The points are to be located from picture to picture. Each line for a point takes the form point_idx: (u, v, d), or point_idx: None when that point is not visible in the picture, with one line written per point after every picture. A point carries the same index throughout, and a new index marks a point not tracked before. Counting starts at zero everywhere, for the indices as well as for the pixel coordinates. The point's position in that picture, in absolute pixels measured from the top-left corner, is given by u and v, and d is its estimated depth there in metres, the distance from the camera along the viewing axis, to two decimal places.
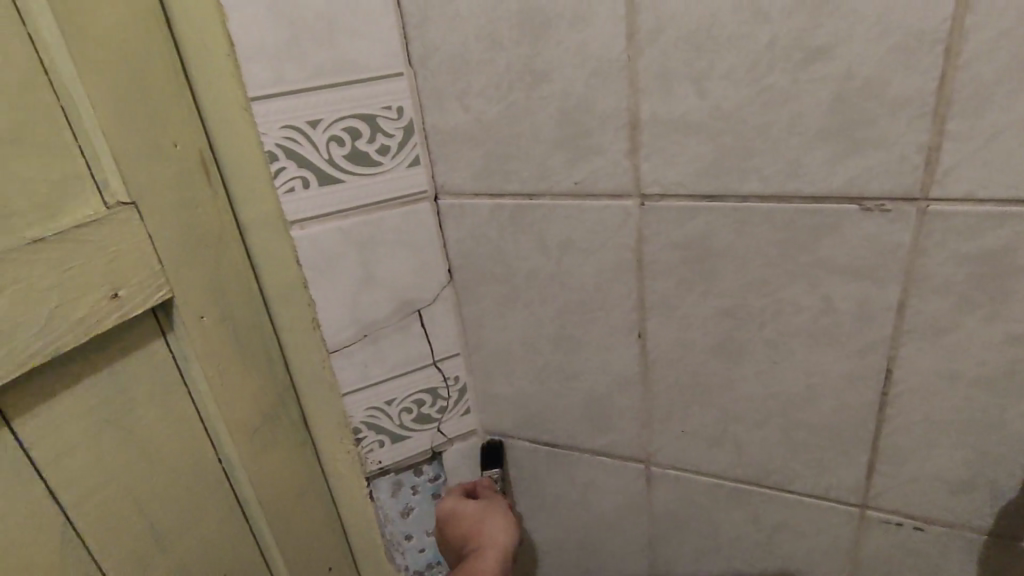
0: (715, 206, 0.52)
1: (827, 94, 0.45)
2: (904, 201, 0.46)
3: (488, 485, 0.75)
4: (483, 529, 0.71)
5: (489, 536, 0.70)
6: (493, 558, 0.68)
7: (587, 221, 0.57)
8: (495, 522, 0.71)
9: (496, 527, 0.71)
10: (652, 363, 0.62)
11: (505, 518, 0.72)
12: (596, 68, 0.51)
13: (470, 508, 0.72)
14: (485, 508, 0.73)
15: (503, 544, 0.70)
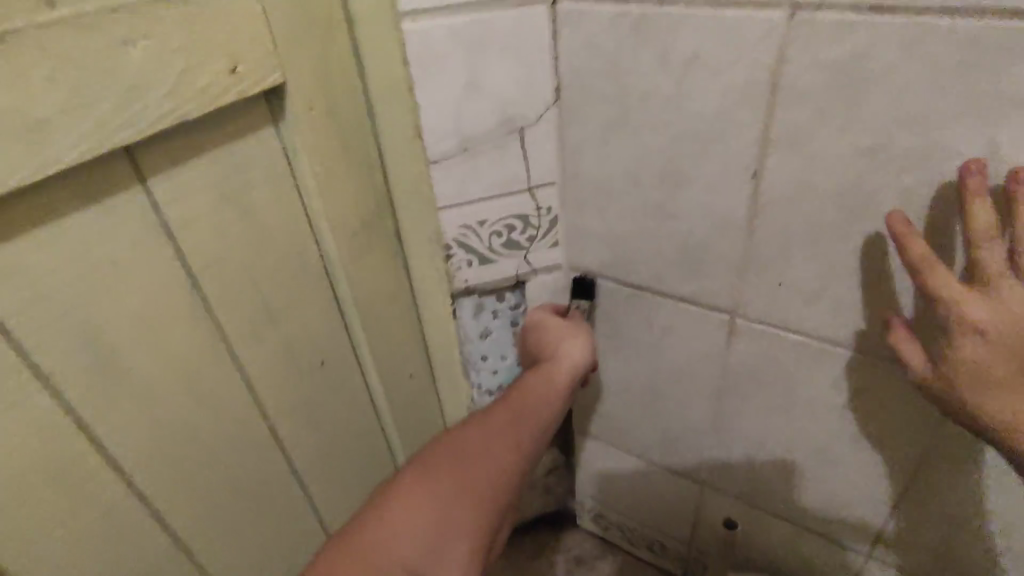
0: (881, 22, 0.45)
1: None
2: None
3: (579, 316, 0.77)
4: (572, 348, 0.73)
5: (575, 347, 0.73)
6: (557, 372, 0.71)
7: (722, 34, 0.51)
8: (575, 340, 0.74)
9: (574, 348, 0.73)
10: (761, 208, 0.58)
11: (585, 337, 0.74)
12: None
13: (557, 325, 0.75)
14: (571, 327, 0.75)
15: (574, 356, 0.72)
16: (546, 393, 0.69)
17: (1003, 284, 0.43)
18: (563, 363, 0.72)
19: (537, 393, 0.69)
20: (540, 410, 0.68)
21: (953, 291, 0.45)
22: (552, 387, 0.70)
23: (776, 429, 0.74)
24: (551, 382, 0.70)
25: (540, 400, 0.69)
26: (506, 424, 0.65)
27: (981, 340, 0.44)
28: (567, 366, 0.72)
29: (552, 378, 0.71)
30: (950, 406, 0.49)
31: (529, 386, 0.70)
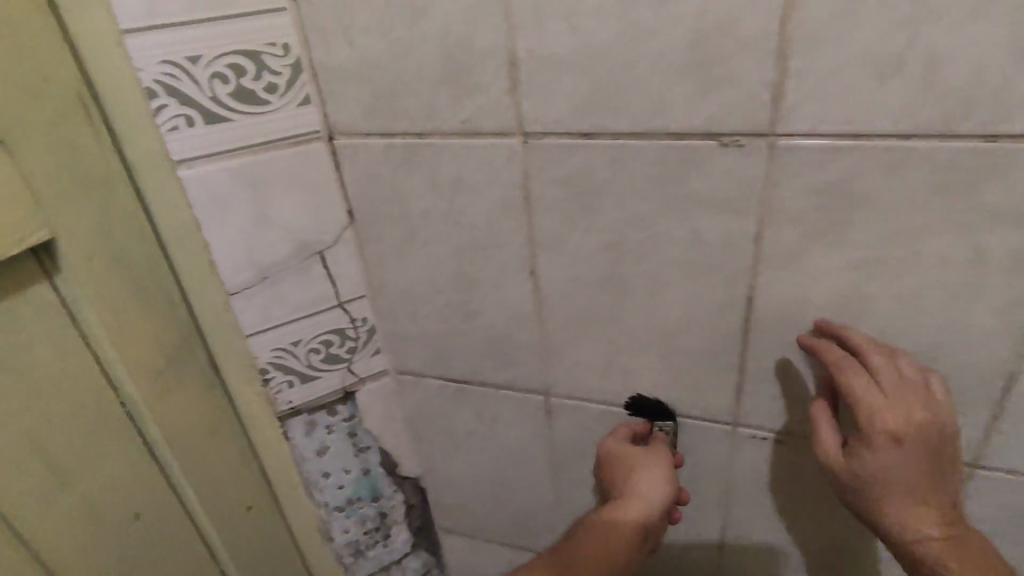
0: (590, 143, 0.54)
1: (686, 31, 0.47)
2: (757, 135, 0.49)
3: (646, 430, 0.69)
4: (621, 469, 0.67)
5: (658, 449, 0.68)
6: (633, 510, 0.65)
7: (475, 158, 0.59)
8: (625, 464, 0.67)
9: (652, 479, 0.66)
10: (544, 299, 0.65)
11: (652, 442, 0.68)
12: (472, 2, 0.51)
13: (626, 449, 0.68)
14: (642, 450, 0.67)
15: (648, 459, 0.67)
16: (651, 473, 0.66)
17: (915, 400, 0.50)
18: (644, 462, 0.66)
19: (640, 479, 0.66)
20: (648, 476, 0.66)
21: (861, 395, 0.51)
22: (652, 469, 0.66)
23: None
24: (642, 465, 0.66)
25: (650, 475, 0.66)
26: (606, 535, 0.64)
27: (893, 448, 0.50)
28: (626, 464, 0.67)
29: (635, 475, 0.66)
30: (850, 496, 0.54)
31: (637, 472, 0.66)
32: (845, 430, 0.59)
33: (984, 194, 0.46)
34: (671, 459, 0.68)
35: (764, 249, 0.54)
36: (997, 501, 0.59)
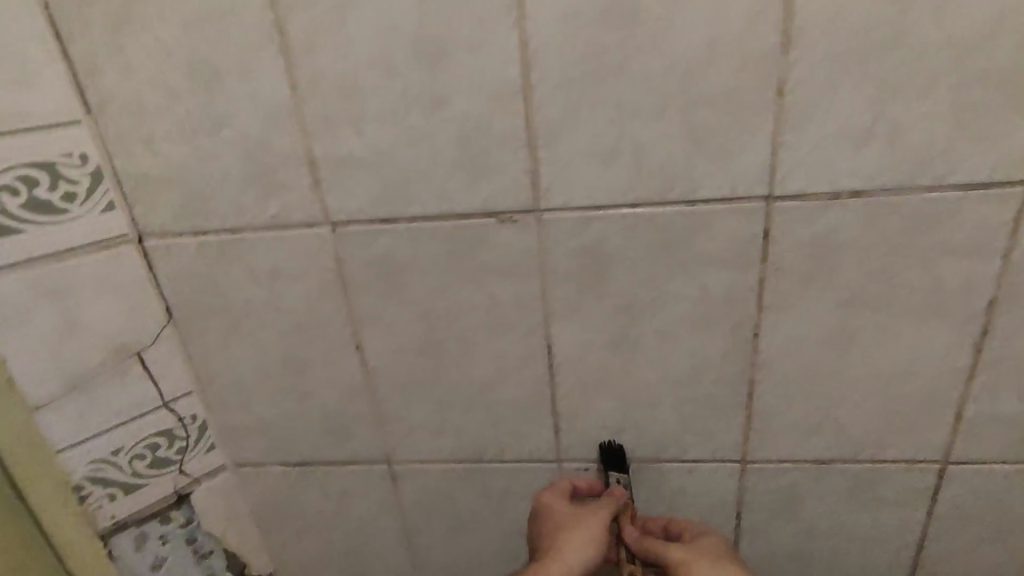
0: (392, 227, 0.61)
1: (454, 133, 0.56)
2: (526, 212, 0.59)
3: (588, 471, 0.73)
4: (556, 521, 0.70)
5: (604, 501, 0.71)
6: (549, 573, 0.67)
7: (290, 248, 0.64)
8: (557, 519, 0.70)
9: (573, 540, 0.68)
10: (373, 372, 0.70)
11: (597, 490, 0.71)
12: (268, 114, 0.58)
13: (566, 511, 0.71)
14: (580, 515, 0.70)
15: (576, 509, 0.71)
16: (586, 518, 0.69)
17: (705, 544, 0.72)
18: (580, 515, 0.70)
19: (573, 529, 0.69)
20: (588, 527, 0.69)
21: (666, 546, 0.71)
22: (587, 514, 0.70)
23: (463, 551, 0.82)
24: (575, 517, 0.70)
25: (585, 521, 0.69)
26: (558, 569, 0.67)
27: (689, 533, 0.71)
28: (556, 520, 0.70)
29: (574, 522, 0.69)
30: None
31: (571, 524, 0.69)
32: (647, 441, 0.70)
33: (699, 247, 0.58)
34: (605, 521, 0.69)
35: (551, 304, 0.63)
36: (768, 490, 0.71)
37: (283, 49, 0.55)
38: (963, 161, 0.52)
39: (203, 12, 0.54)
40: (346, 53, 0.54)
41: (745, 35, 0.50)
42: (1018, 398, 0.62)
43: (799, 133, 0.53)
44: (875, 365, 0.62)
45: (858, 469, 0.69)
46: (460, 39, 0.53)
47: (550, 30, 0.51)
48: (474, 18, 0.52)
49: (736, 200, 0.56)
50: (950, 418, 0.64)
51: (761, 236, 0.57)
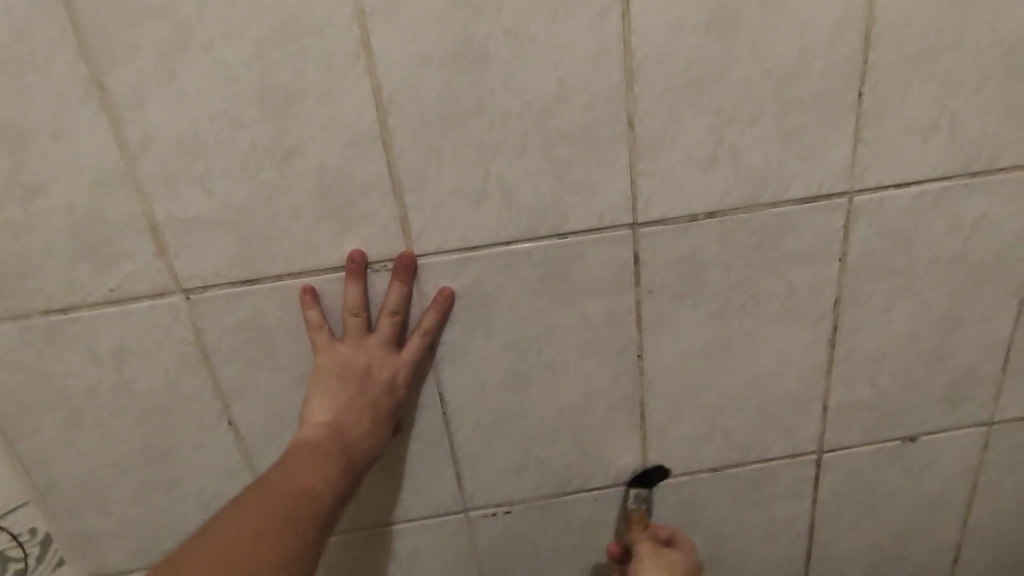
0: (255, 289, 0.56)
1: (313, 183, 0.53)
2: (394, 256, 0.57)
3: (390, 325, 0.57)
4: (327, 335, 0.57)
5: (387, 368, 0.58)
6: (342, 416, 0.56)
7: (136, 323, 0.57)
8: (320, 320, 0.57)
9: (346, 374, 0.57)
10: (250, 449, 0.63)
11: (389, 336, 0.57)
12: (94, 177, 0.51)
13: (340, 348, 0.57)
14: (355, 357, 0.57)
15: (350, 331, 0.57)
16: (365, 383, 0.57)
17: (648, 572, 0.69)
18: (346, 361, 0.57)
19: (325, 395, 0.57)
20: (349, 398, 0.57)
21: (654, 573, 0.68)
22: (366, 379, 0.57)
23: None
24: (359, 371, 0.57)
25: (362, 388, 0.57)
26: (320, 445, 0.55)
27: None
28: (329, 359, 0.57)
29: (339, 390, 0.57)
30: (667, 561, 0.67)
31: (343, 365, 0.57)
32: (551, 474, 0.69)
33: (575, 278, 0.59)
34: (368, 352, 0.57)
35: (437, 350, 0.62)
36: (672, 504, 0.73)
37: (106, 106, 0.49)
38: (795, 177, 0.58)
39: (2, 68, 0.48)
40: (181, 107, 0.50)
41: (593, 73, 0.52)
42: (869, 385, 0.69)
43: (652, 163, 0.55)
44: (748, 371, 0.66)
45: (749, 470, 0.72)
46: (308, 87, 0.50)
47: (403, 79, 0.51)
48: (321, 65, 0.50)
49: (604, 230, 0.58)
50: (818, 411, 0.70)
51: (632, 262, 0.59)
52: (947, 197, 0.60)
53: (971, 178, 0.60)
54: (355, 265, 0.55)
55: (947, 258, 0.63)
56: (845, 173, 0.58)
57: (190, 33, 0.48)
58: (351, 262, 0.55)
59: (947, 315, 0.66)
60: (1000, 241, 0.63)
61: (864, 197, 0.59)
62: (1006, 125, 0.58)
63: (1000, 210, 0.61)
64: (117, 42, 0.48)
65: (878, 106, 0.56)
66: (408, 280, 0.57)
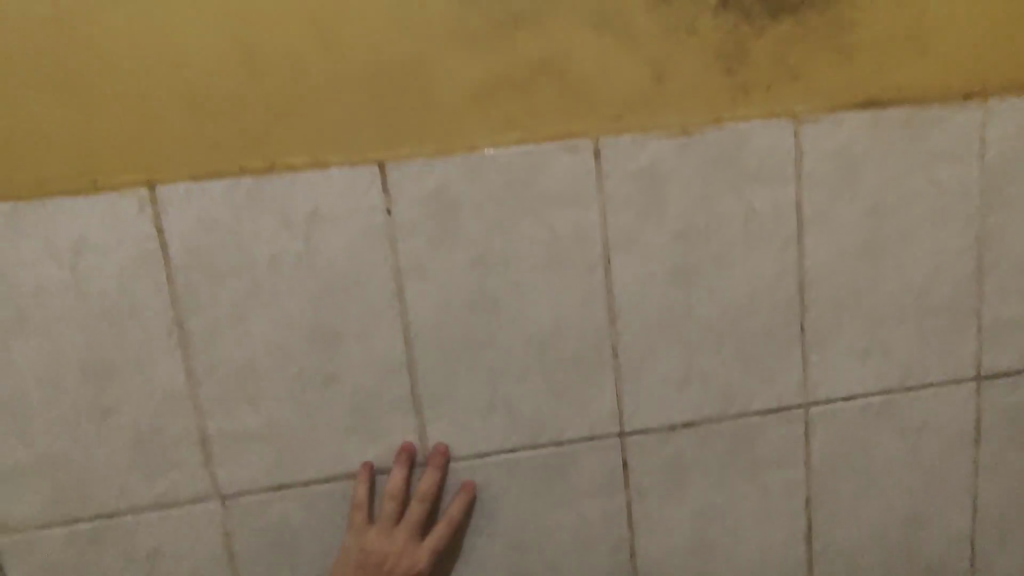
0: (285, 494, 0.63)
1: (347, 402, 0.62)
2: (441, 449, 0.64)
3: (417, 516, 0.62)
4: (364, 523, 0.62)
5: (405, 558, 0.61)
6: None
7: (173, 527, 0.62)
8: (359, 506, 0.62)
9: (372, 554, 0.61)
10: None
11: (416, 524, 0.62)
12: (161, 399, 0.60)
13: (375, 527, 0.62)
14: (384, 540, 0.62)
15: (384, 521, 0.62)
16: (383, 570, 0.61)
17: None
18: (375, 545, 0.61)
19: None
20: None
21: None
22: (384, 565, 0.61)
23: None
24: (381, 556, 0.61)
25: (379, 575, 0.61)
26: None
27: None
28: (359, 548, 0.61)
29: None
30: None
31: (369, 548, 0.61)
32: None
33: (571, 481, 0.67)
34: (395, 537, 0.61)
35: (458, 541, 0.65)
36: None
37: (182, 342, 0.60)
38: (757, 393, 0.67)
39: (104, 314, 0.59)
40: (244, 342, 0.60)
41: (583, 313, 0.63)
42: None
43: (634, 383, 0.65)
44: (734, 568, 0.71)
45: None
46: (350, 326, 0.61)
47: (428, 318, 0.62)
48: (362, 309, 0.61)
49: (595, 438, 0.66)
50: None
51: (621, 466, 0.67)
52: (891, 408, 0.70)
53: (908, 393, 0.69)
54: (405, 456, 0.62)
55: (900, 460, 0.71)
56: (800, 388, 0.68)
57: (258, 286, 0.60)
58: (402, 451, 0.63)
59: (909, 512, 0.73)
60: (943, 445, 0.71)
61: (818, 409, 0.69)
62: (928, 349, 0.69)
63: (937, 419, 0.71)
64: (200, 294, 0.59)
65: (820, 335, 0.67)
66: (441, 471, 0.63)
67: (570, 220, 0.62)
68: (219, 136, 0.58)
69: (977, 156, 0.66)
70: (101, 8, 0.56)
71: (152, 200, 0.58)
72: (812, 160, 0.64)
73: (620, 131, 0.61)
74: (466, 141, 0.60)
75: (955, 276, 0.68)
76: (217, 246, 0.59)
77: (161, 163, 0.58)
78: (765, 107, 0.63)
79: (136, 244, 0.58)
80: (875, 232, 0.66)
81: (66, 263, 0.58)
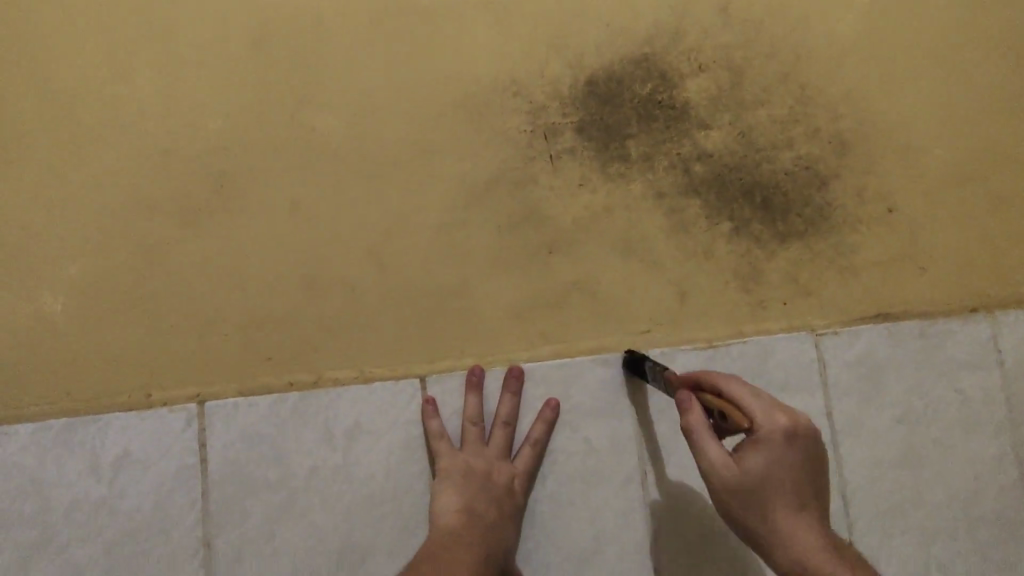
0: None
1: None
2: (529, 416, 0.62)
3: (513, 501, 0.59)
4: (452, 494, 0.58)
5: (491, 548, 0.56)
6: None
7: None
8: (448, 483, 0.58)
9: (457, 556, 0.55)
10: None
11: (502, 453, 0.60)
12: None
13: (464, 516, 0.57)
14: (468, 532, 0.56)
15: (472, 490, 0.58)
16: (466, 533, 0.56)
17: None
18: (458, 477, 0.58)
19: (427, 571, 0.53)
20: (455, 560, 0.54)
21: None
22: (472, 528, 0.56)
23: None
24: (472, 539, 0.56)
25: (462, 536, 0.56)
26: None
27: None
28: (452, 517, 0.57)
29: (464, 550, 0.55)
30: None
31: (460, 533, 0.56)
32: None
33: None
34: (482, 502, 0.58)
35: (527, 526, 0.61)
36: None
37: (207, 562, 0.58)
38: None
39: (133, 532, 0.57)
40: (272, 562, 0.58)
41: (622, 528, 0.61)
42: None
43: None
44: None
45: None
46: (382, 544, 0.59)
47: (441, 458, 0.59)
48: (396, 526, 0.59)
49: None
50: None
51: None
52: None
53: None
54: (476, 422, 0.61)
55: None
56: None
57: (293, 502, 0.59)
58: (472, 374, 0.62)
59: None
60: None
61: None
62: (990, 566, 0.65)
63: None
64: (233, 510, 0.58)
65: (872, 552, 0.64)
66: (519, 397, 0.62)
67: (605, 432, 0.62)
68: (271, 350, 0.62)
69: (997, 364, 0.68)
70: (183, 243, 0.63)
71: (199, 414, 0.60)
72: (836, 369, 0.66)
73: (650, 344, 0.65)
74: (504, 354, 0.63)
75: (1001, 485, 0.66)
76: (257, 460, 0.59)
77: (213, 377, 0.61)
78: (786, 320, 0.67)
79: (178, 457, 0.59)
80: (909, 440, 0.66)
81: (105, 477, 0.58)
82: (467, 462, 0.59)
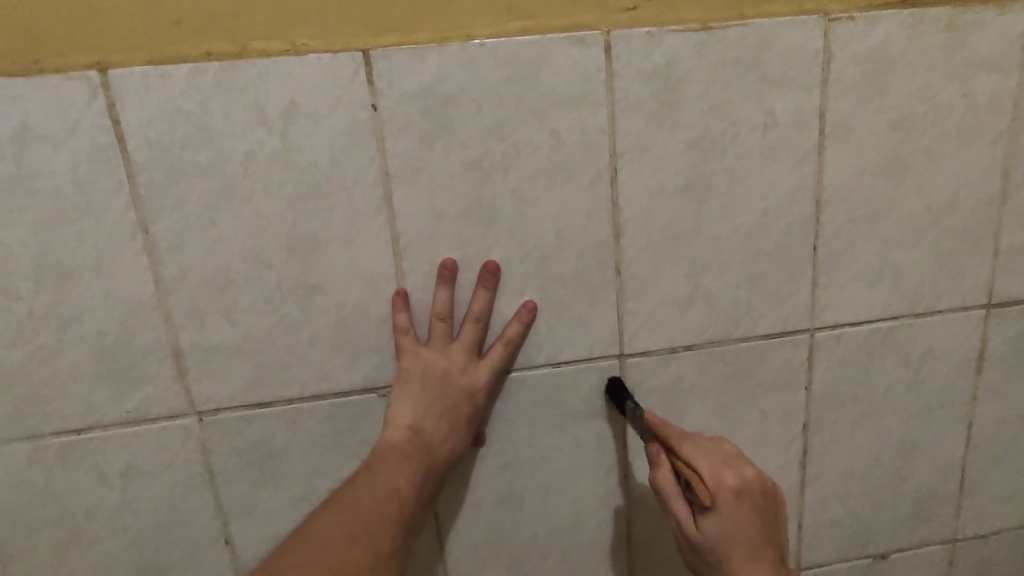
0: (265, 411, 0.60)
1: (329, 319, 0.58)
2: (493, 104, 0.55)
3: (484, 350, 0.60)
4: (408, 404, 0.58)
5: (462, 388, 0.58)
6: (402, 438, 0.57)
7: (147, 444, 0.59)
8: (406, 389, 0.58)
9: (411, 400, 0.58)
10: (244, 566, 0.64)
11: (469, 357, 0.59)
12: (127, 309, 0.56)
13: (431, 362, 0.58)
14: (434, 377, 0.58)
15: (429, 399, 0.58)
16: (435, 378, 0.58)
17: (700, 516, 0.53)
18: (415, 383, 0.58)
19: (394, 410, 0.58)
20: (422, 401, 0.58)
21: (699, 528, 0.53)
22: (445, 380, 0.58)
23: None
24: (441, 381, 0.58)
25: (428, 379, 0.58)
26: (366, 504, 0.53)
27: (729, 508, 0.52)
28: (402, 428, 0.58)
29: (406, 462, 0.56)
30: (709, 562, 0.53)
31: (425, 371, 0.58)
32: None
33: (568, 404, 0.64)
34: (449, 354, 0.58)
35: (510, 372, 0.62)
36: None
37: (148, 246, 0.55)
38: (763, 316, 0.64)
39: (59, 214, 0.53)
40: (217, 250, 0.55)
41: (586, 226, 0.59)
42: (841, 505, 0.73)
43: (614, 306, 0.62)
44: None
45: None
46: (333, 234, 0.56)
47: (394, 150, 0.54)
48: (346, 217, 0.56)
49: (596, 360, 0.63)
50: (793, 529, 0.73)
51: (619, 388, 0.64)
52: (899, 334, 0.67)
53: (916, 318, 0.67)
54: (447, 272, 0.57)
55: (901, 386, 0.69)
56: (807, 312, 0.65)
57: (232, 188, 0.54)
58: (444, 268, 0.57)
59: (907, 439, 0.72)
60: (947, 373, 0.70)
61: (823, 334, 0.66)
62: (943, 272, 0.66)
63: (944, 346, 0.69)
64: (166, 195, 0.54)
65: (832, 258, 0.64)
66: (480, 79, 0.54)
67: (575, 126, 0.56)
68: (178, 11, 0.51)
69: (1018, 65, 0.61)
70: None
71: (105, 85, 0.51)
72: (840, 63, 0.58)
73: (635, 24, 0.55)
74: (462, 29, 0.53)
75: (978, 196, 0.64)
76: (184, 143, 0.53)
77: (115, 43, 0.51)
78: (797, 2, 0.57)
79: (90, 136, 0.52)
80: (899, 147, 0.61)
81: (10, 155, 0.51)
82: (436, 306, 0.58)
